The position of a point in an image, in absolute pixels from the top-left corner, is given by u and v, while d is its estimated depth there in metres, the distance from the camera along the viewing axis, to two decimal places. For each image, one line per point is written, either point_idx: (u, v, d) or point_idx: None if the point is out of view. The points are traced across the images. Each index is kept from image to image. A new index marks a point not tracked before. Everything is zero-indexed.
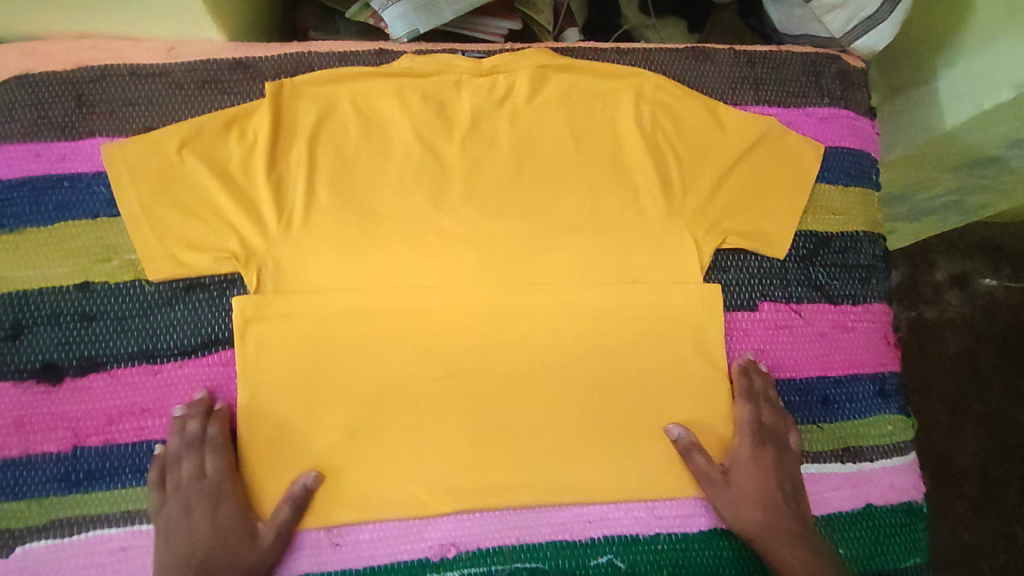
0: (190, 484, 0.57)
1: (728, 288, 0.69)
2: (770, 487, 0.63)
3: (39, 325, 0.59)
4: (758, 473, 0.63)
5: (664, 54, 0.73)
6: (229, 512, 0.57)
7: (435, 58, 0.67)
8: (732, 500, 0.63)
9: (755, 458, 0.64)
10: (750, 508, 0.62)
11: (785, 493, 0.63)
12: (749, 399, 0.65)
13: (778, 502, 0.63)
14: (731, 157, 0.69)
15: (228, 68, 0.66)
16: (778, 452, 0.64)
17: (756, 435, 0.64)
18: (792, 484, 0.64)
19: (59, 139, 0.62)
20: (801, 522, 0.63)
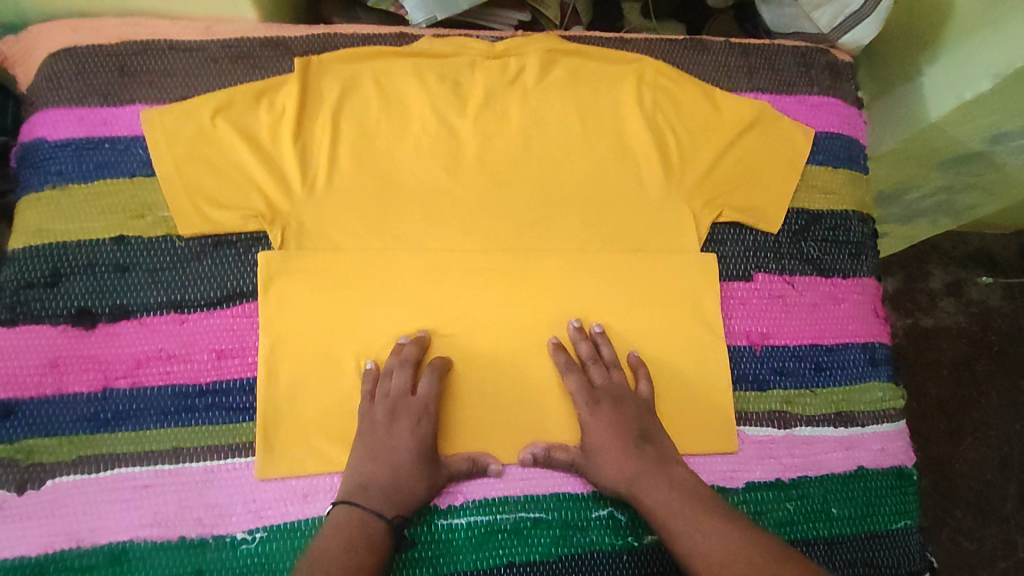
0: (397, 409, 0.61)
1: (725, 258, 0.72)
2: (616, 440, 0.62)
3: (76, 274, 0.62)
4: (605, 429, 0.62)
5: (663, 43, 0.79)
6: (410, 428, 0.61)
7: (452, 41, 0.73)
8: (591, 463, 0.62)
9: (594, 414, 0.63)
10: (605, 463, 0.61)
11: (633, 444, 0.62)
12: (571, 366, 0.65)
13: (625, 454, 0.61)
14: (728, 137, 0.74)
15: (259, 45, 0.71)
16: (614, 408, 0.63)
17: (588, 396, 0.64)
18: (637, 433, 0.63)
19: (102, 104, 0.67)
20: (633, 470, 0.60)
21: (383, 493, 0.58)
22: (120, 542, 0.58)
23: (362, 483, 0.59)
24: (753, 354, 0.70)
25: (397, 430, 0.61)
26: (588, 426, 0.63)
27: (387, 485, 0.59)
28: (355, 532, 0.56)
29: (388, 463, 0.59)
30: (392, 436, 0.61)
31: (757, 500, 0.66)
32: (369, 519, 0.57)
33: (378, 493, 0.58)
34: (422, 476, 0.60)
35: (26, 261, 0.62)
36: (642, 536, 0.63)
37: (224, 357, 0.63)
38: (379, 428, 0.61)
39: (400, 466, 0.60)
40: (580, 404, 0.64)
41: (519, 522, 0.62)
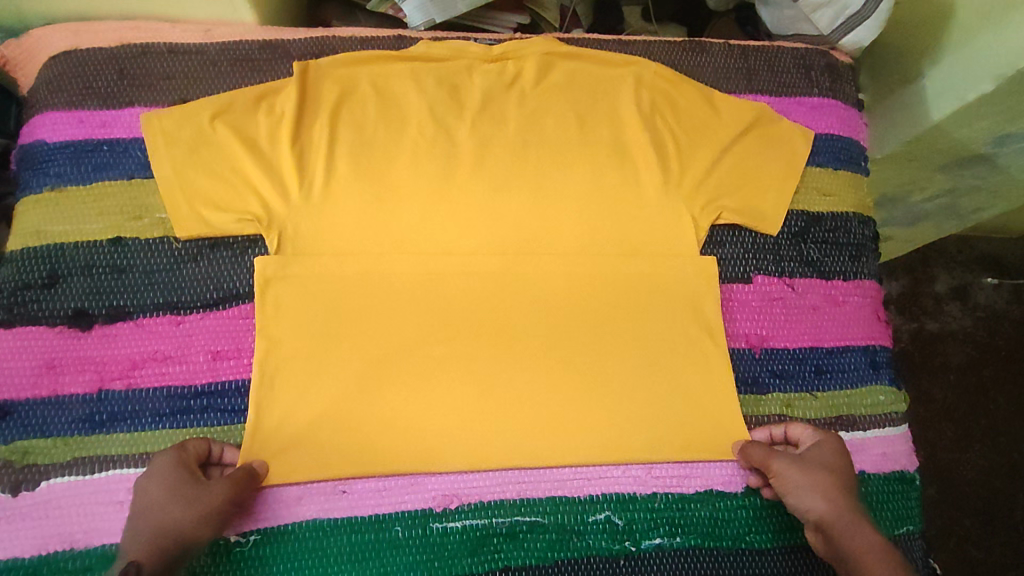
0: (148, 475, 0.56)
1: (723, 261, 0.71)
2: (838, 472, 0.60)
3: (73, 275, 0.62)
4: (835, 461, 0.61)
5: (662, 45, 0.78)
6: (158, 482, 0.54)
7: (449, 43, 0.73)
8: (803, 474, 0.59)
9: (835, 449, 0.62)
10: (819, 482, 0.59)
11: (854, 487, 0.60)
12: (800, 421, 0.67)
13: (847, 489, 0.59)
14: (725, 140, 0.74)
15: (258, 48, 0.71)
16: (840, 444, 0.63)
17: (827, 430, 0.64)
18: (854, 485, 0.61)
19: (102, 107, 0.68)
20: (850, 505, 0.57)
21: (151, 544, 0.51)
22: (113, 544, 0.57)
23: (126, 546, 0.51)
24: (752, 356, 0.69)
25: (170, 483, 0.54)
26: (830, 450, 0.62)
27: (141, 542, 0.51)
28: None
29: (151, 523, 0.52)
30: (148, 494, 0.54)
31: (756, 504, 0.65)
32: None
33: (149, 552, 0.50)
34: (174, 518, 0.52)
35: (24, 262, 0.63)
36: (639, 540, 0.63)
37: (219, 359, 0.62)
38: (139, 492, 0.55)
39: (158, 515, 0.53)
40: (828, 437, 0.63)
41: (515, 526, 0.62)
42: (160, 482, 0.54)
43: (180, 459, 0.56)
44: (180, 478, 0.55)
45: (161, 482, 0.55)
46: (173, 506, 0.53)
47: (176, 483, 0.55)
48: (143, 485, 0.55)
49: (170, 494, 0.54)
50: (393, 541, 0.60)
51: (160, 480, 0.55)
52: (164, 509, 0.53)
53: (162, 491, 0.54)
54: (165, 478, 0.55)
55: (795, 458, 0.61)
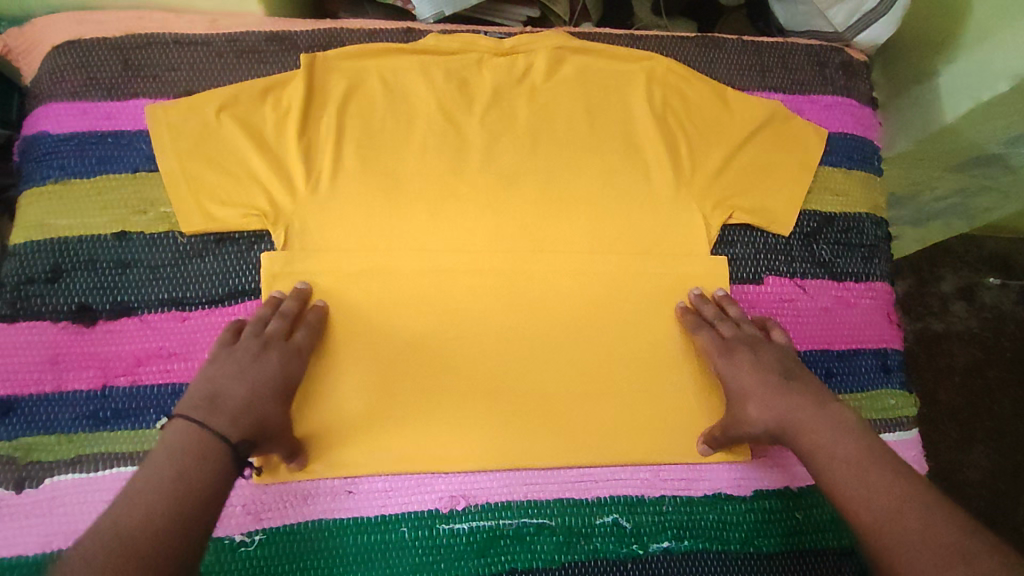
0: (269, 345, 0.58)
1: (734, 261, 0.71)
2: (760, 378, 0.58)
3: (78, 270, 0.62)
4: (748, 371, 0.59)
5: (675, 41, 0.77)
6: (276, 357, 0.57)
7: (459, 37, 0.72)
8: (734, 419, 0.59)
9: (737, 360, 0.61)
10: (748, 419, 0.58)
11: (778, 376, 0.58)
12: (708, 328, 0.64)
13: (771, 387, 0.57)
14: (737, 138, 0.72)
15: (264, 40, 0.70)
16: (748, 351, 0.61)
17: (721, 347, 0.62)
18: (782, 370, 0.58)
19: (106, 99, 0.67)
20: (781, 406, 0.55)
21: (261, 410, 0.54)
22: None
23: (215, 399, 0.52)
24: None
25: (260, 363, 0.56)
26: (738, 370, 0.60)
27: (234, 404, 0.52)
28: (208, 455, 0.48)
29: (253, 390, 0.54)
30: (260, 363, 0.56)
31: (764, 508, 0.64)
32: (222, 449, 0.49)
33: (245, 427, 0.51)
34: (270, 400, 0.55)
35: (27, 256, 0.62)
36: (646, 544, 0.62)
37: None
38: (246, 356, 0.56)
39: (257, 383, 0.55)
40: (722, 349, 0.62)
41: (521, 529, 0.61)
42: (273, 363, 0.57)
43: (267, 343, 0.58)
44: (266, 360, 0.57)
45: (246, 358, 0.56)
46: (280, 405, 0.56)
47: (267, 368, 0.56)
48: (247, 350, 0.57)
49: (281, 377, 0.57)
50: (398, 542, 0.60)
51: (280, 362, 0.58)
52: (251, 384, 0.54)
53: (271, 369, 0.57)
54: (249, 351, 0.57)
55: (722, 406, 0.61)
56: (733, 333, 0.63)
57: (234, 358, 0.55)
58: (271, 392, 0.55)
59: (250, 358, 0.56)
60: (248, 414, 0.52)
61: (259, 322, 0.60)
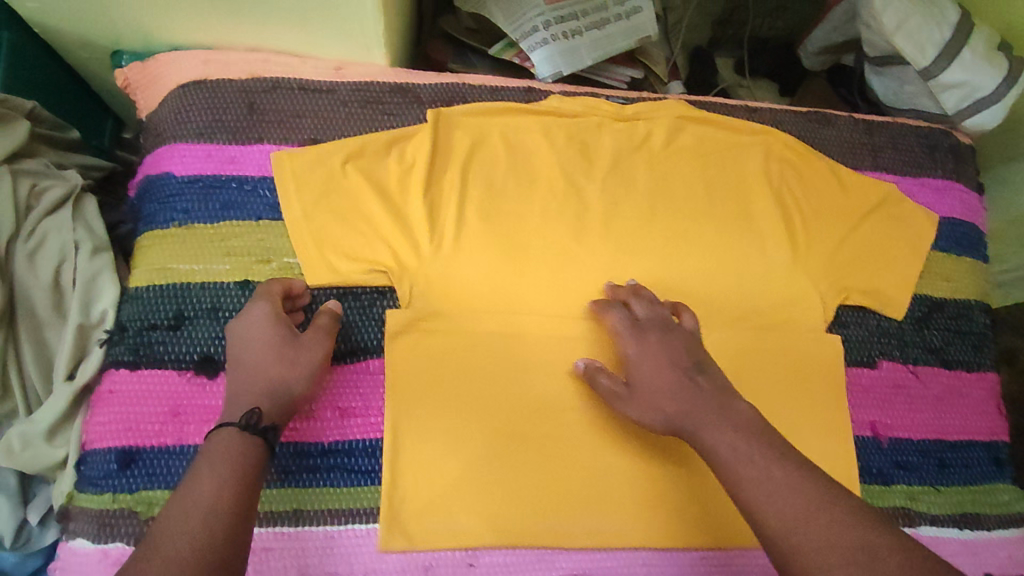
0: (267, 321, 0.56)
1: (848, 342, 0.70)
2: (666, 364, 0.58)
3: (199, 318, 0.60)
4: (654, 357, 0.59)
5: (790, 116, 0.77)
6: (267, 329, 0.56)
7: (582, 101, 0.72)
8: (636, 407, 0.58)
9: (644, 345, 0.60)
10: (656, 396, 0.57)
11: (685, 365, 0.57)
12: (617, 309, 0.63)
13: (674, 373, 0.57)
14: (851, 218, 0.73)
15: (388, 91, 0.69)
16: (660, 337, 0.60)
17: (633, 332, 0.61)
18: (688, 361, 0.58)
19: (231, 141, 0.65)
20: (689, 402, 0.55)
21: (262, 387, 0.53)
22: None
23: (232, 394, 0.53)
24: (878, 446, 0.67)
25: (284, 345, 0.55)
26: (661, 351, 0.59)
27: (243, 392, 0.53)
28: (236, 458, 0.48)
29: (251, 369, 0.54)
30: (253, 343, 0.55)
31: None
32: (250, 445, 0.50)
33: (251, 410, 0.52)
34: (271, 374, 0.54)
35: (150, 301, 0.61)
36: None
37: (347, 417, 0.60)
38: (242, 336, 0.56)
39: (257, 363, 0.54)
40: (645, 333, 0.60)
41: None
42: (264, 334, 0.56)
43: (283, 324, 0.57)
44: (286, 343, 0.56)
45: (270, 338, 0.55)
46: (303, 378, 0.55)
47: (291, 348, 0.55)
48: (245, 331, 0.56)
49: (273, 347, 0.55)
50: None
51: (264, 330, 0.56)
52: (276, 369, 0.54)
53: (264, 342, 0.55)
54: (267, 334, 0.55)
55: (627, 395, 0.59)
56: (647, 315, 0.62)
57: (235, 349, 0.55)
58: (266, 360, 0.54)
59: (243, 339, 0.56)
60: (276, 395, 0.53)
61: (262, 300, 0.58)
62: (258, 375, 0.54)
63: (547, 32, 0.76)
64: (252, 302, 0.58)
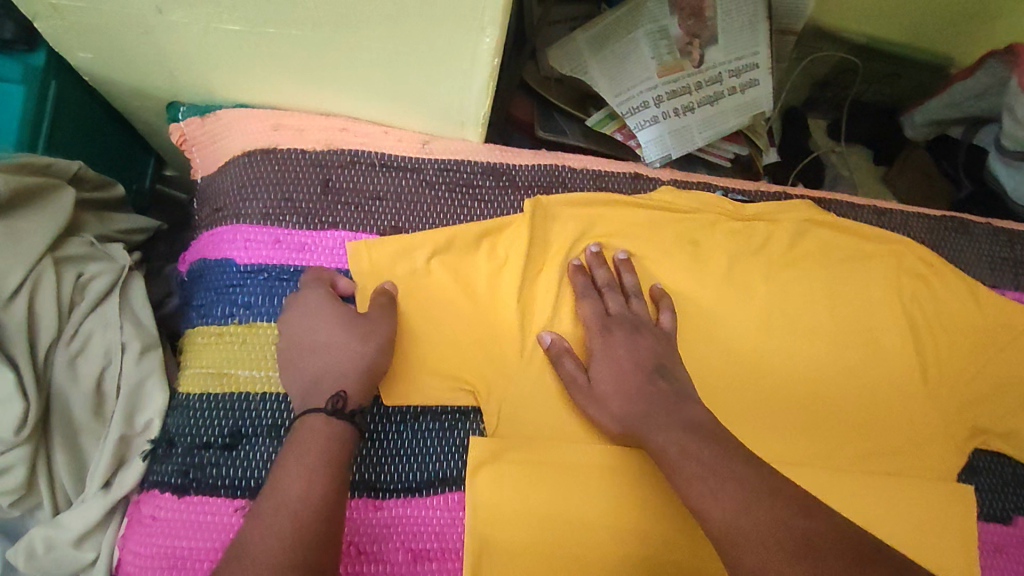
0: (322, 303, 0.52)
1: (981, 493, 0.62)
2: (630, 366, 0.54)
3: (259, 437, 0.52)
4: (619, 355, 0.55)
5: (922, 220, 0.68)
6: (325, 310, 0.52)
7: (694, 196, 0.64)
8: (595, 403, 0.54)
9: (604, 343, 0.55)
10: (610, 401, 0.53)
11: (648, 368, 0.53)
12: (586, 275, 0.59)
13: (638, 376, 0.53)
14: (991, 347, 0.64)
15: (480, 172, 0.62)
16: (627, 337, 0.55)
17: (601, 324, 0.56)
18: (654, 362, 0.54)
19: (302, 226, 0.58)
20: (645, 404, 0.51)
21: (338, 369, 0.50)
22: None
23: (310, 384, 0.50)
24: None
25: (350, 318, 0.51)
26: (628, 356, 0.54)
27: (319, 377, 0.49)
28: (320, 447, 0.46)
29: (314, 352, 0.50)
30: (315, 325, 0.51)
31: None
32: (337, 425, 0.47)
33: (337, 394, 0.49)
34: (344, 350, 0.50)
35: (203, 412, 0.53)
36: None
37: (420, 561, 0.52)
38: (302, 322, 0.52)
39: (325, 347, 0.50)
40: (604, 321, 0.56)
41: None
42: (324, 314, 0.52)
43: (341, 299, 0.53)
44: (350, 318, 0.52)
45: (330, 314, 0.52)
46: (376, 347, 0.51)
47: (355, 321, 0.52)
48: (300, 317, 0.52)
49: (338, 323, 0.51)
50: None
51: (324, 311, 0.52)
52: (347, 345, 0.50)
53: (329, 321, 0.51)
54: (326, 313, 0.52)
55: (586, 391, 0.54)
56: (617, 312, 0.57)
57: (297, 337, 0.51)
58: (333, 339, 0.50)
59: (304, 324, 0.52)
60: (355, 373, 0.50)
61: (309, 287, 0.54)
62: (324, 358, 0.50)
63: (658, 108, 0.68)
64: (303, 290, 0.54)
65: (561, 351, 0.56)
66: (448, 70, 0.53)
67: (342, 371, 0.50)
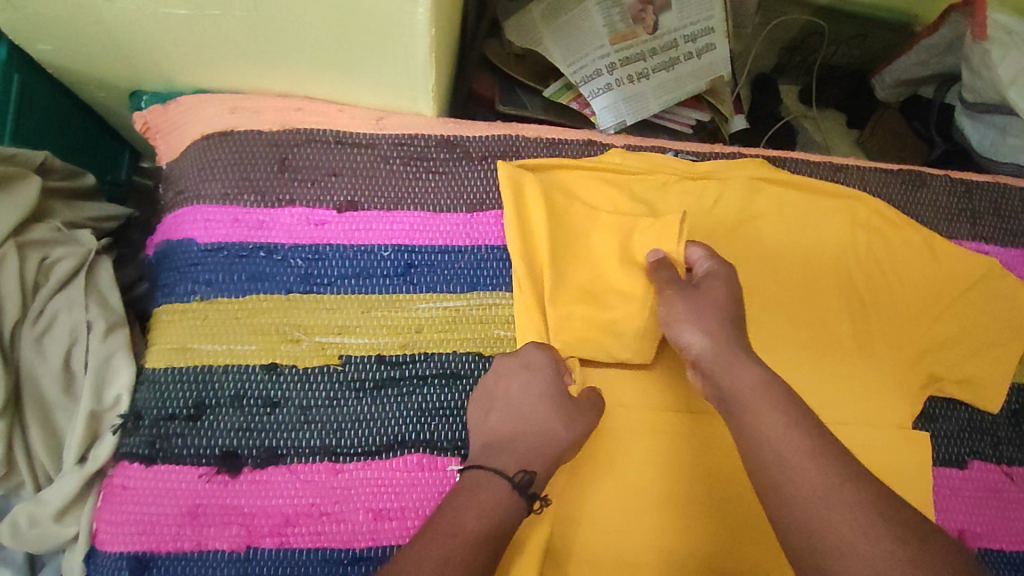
0: (543, 376, 0.54)
1: (935, 438, 0.62)
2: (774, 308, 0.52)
3: (222, 407, 0.55)
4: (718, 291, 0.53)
5: (879, 175, 0.69)
6: (551, 386, 0.54)
7: (645, 157, 0.65)
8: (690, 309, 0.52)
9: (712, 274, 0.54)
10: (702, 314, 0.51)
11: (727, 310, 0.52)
12: (704, 245, 0.57)
13: None
14: (948, 296, 0.64)
15: (434, 145, 0.63)
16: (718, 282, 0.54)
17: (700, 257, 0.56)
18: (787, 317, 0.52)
19: (259, 204, 0.59)
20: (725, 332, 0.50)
21: (534, 448, 0.51)
22: None
23: (498, 446, 0.52)
24: None
25: (568, 407, 0.53)
26: (703, 271, 0.55)
27: (517, 448, 0.51)
28: (500, 518, 0.47)
29: (520, 426, 0.52)
30: (527, 399, 0.53)
31: None
32: (518, 501, 0.49)
33: (523, 458, 0.51)
34: (553, 433, 0.52)
35: (168, 386, 0.55)
36: None
37: (381, 520, 0.54)
38: (527, 389, 0.54)
39: (532, 424, 0.52)
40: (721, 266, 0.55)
41: None
42: (544, 391, 0.54)
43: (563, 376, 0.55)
44: (563, 402, 0.53)
45: (551, 389, 0.54)
46: (572, 443, 0.52)
47: (568, 410, 0.53)
48: (518, 382, 0.54)
49: (559, 407, 0.53)
50: None
51: (543, 391, 0.54)
52: (555, 430, 0.52)
53: (549, 406, 0.53)
54: (548, 387, 0.54)
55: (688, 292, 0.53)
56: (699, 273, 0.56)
57: (507, 404, 0.54)
58: (545, 418, 0.53)
59: (523, 391, 0.54)
60: (537, 449, 0.51)
61: (531, 354, 0.56)
62: (530, 430, 0.52)
63: (612, 76, 0.69)
64: (525, 350, 0.56)
65: (658, 264, 0.56)
66: (390, 43, 0.54)
67: (542, 453, 0.51)
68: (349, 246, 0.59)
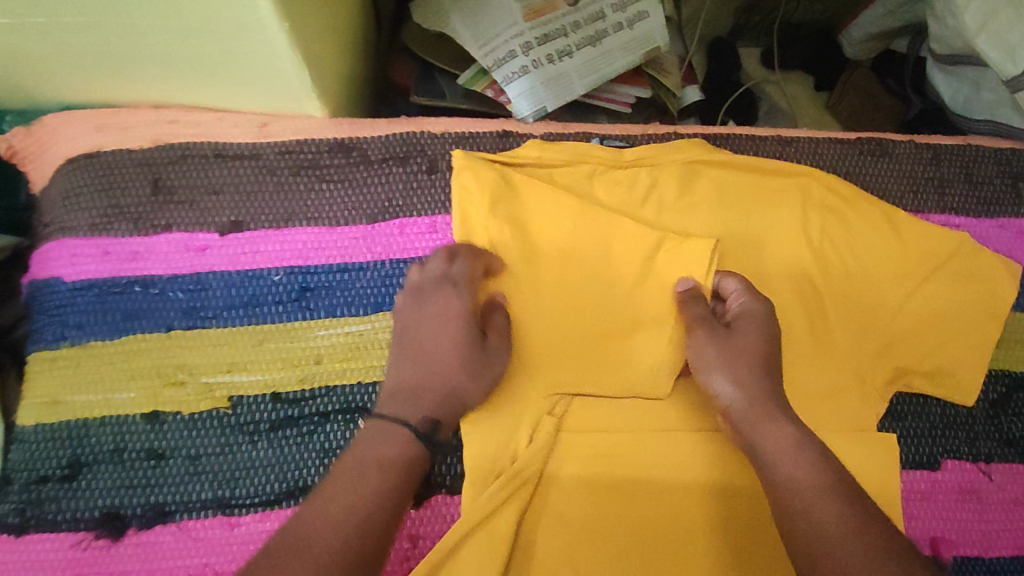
0: (456, 309, 0.49)
1: (902, 439, 0.56)
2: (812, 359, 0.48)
3: (101, 463, 0.49)
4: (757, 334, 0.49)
5: (835, 146, 0.62)
6: (463, 320, 0.49)
7: (567, 146, 0.58)
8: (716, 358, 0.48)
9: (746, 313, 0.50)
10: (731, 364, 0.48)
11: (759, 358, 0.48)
12: (741, 277, 0.52)
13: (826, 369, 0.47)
14: (913, 279, 0.57)
15: (327, 150, 0.56)
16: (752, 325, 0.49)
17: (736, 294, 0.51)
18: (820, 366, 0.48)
19: (132, 233, 0.53)
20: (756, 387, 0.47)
21: (438, 393, 0.47)
22: None
23: (404, 389, 0.47)
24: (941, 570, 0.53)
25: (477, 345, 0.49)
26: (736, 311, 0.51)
27: (422, 391, 0.47)
28: (394, 471, 0.43)
29: (427, 365, 0.48)
30: (435, 337, 0.49)
31: None
32: (419, 450, 0.45)
33: (425, 402, 0.46)
34: (462, 378, 0.48)
35: (41, 445, 0.50)
36: None
37: None
38: (438, 323, 0.49)
39: (438, 366, 0.48)
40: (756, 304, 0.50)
41: None
42: (453, 327, 0.49)
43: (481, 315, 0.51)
44: (476, 343, 0.49)
45: (463, 326, 0.49)
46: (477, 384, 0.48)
47: (478, 350, 0.49)
48: (426, 314, 0.49)
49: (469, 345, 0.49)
50: None
51: (452, 326, 0.49)
52: (464, 373, 0.48)
53: (459, 344, 0.49)
54: (461, 325, 0.49)
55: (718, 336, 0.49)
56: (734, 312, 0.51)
57: (414, 342, 0.49)
58: (454, 357, 0.48)
59: (431, 327, 0.49)
60: (443, 393, 0.47)
61: (444, 282, 0.50)
62: (437, 369, 0.47)
63: (527, 57, 0.61)
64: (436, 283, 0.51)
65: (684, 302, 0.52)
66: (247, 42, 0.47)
67: (449, 399, 0.47)
68: (234, 272, 0.53)
